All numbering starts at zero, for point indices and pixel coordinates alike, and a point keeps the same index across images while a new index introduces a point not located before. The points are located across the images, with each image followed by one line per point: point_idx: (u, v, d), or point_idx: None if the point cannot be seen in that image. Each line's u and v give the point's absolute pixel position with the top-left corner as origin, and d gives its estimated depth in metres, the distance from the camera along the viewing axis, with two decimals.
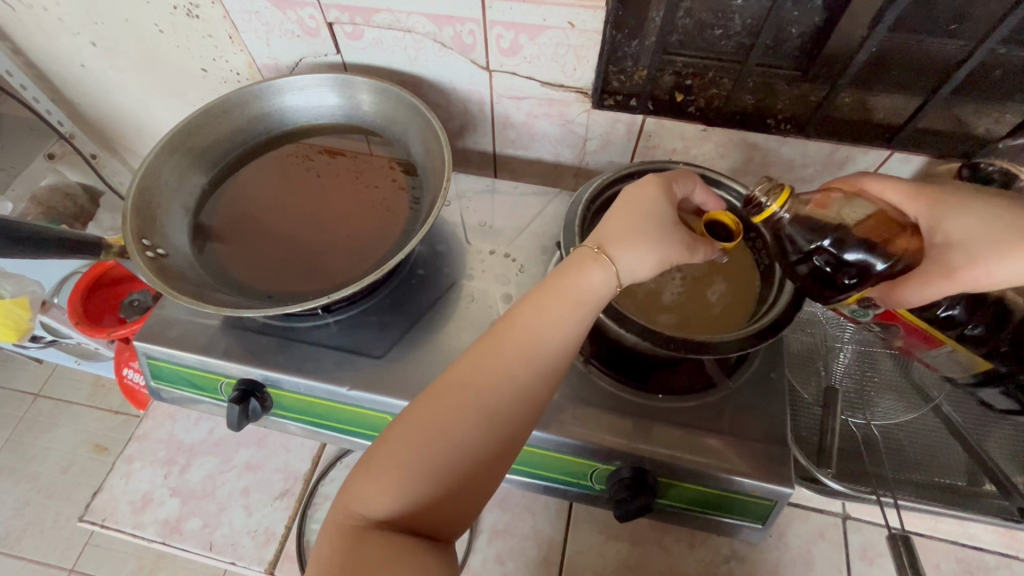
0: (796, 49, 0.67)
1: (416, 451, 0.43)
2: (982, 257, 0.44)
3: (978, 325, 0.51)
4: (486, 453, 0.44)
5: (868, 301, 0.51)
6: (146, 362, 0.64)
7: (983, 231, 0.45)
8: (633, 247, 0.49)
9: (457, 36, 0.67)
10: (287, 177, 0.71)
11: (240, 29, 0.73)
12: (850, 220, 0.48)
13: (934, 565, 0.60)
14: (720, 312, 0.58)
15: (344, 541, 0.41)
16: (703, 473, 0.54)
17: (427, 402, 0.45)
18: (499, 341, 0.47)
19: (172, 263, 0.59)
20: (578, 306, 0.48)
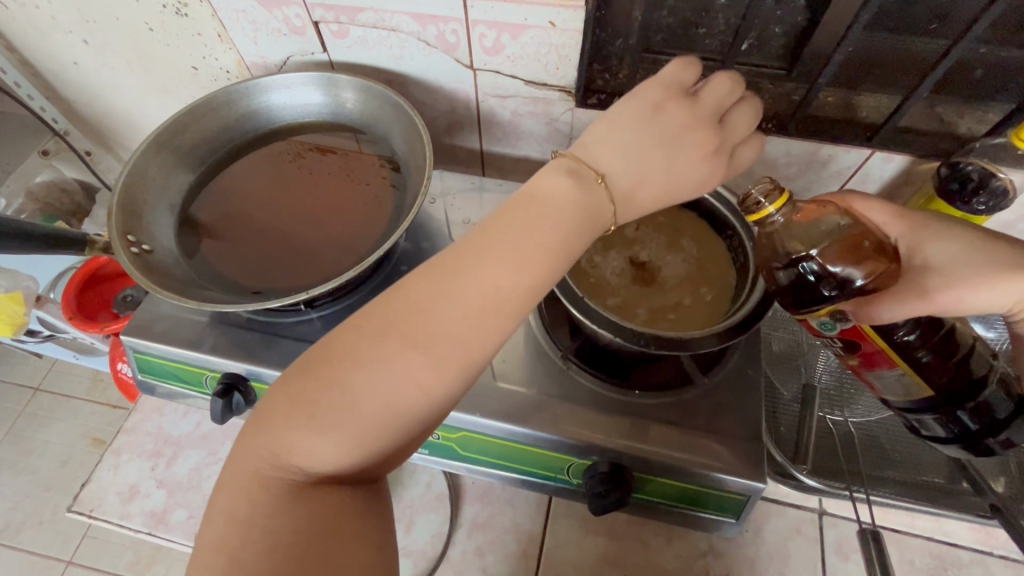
0: (780, 48, 0.67)
1: (365, 400, 0.40)
2: (956, 283, 0.47)
3: (929, 352, 0.49)
4: (435, 410, 0.42)
5: (841, 315, 0.48)
6: (134, 357, 0.65)
7: (962, 259, 0.48)
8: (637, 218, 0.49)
9: (441, 35, 0.68)
10: (278, 172, 0.72)
11: (228, 28, 0.74)
12: (836, 232, 0.48)
13: (909, 561, 0.61)
14: (703, 300, 0.59)
15: (276, 498, 0.40)
16: (678, 469, 0.54)
17: (388, 341, 0.40)
18: (469, 288, 0.42)
19: (157, 260, 0.60)
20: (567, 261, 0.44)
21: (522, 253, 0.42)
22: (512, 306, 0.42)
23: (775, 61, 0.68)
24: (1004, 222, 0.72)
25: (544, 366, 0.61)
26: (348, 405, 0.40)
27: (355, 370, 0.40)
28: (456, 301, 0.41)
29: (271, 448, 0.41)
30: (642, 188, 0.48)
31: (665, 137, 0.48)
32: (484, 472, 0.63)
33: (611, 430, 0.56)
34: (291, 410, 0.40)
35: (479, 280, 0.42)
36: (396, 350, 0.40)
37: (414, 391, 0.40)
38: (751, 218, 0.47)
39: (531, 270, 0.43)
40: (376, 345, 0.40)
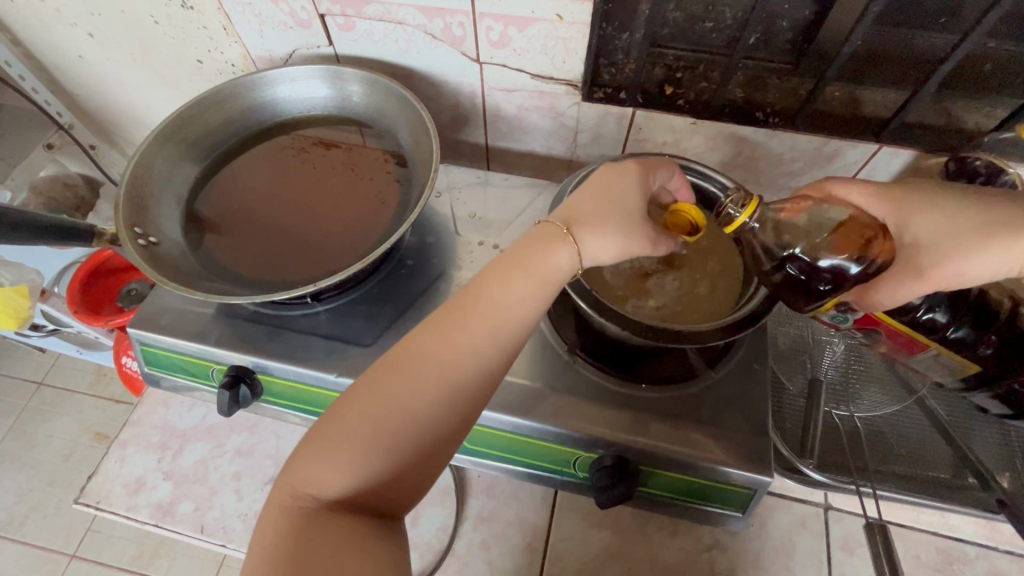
0: (787, 42, 0.67)
1: (371, 425, 0.43)
2: (951, 257, 0.44)
3: (961, 327, 0.49)
4: (431, 434, 0.44)
5: (846, 308, 0.48)
6: (140, 349, 0.66)
7: (951, 232, 0.45)
8: (600, 230, 0.49)
9: (447, 28, 0.67)
10: (280, 174, 0.71)
11: (234, 21, 0.74)
12: (822, 227, 0.49)
13: (914, 556, 0.60)
14: (709, 293, 0.59)
15: (295, 522, 0.41)
16: (683, 462, 0.54)
17: (388, 374, 0.45)
18: (456, 321, 0.47)
19: (164, 252, 0.60)
20: (543, 282, 0.49)
21: (498, 282, 0.48)
22: (487, 328, 0.47)
23: (782, 56, 0.68)
24: None
25: (549, 358, 0.61)
26: (349, 432, 0.43)
27: (352, 401, 0.44)
28: (434, 331, 0.47)
29: (290, 480, 0.43)
30: (589, 208, 0.51)
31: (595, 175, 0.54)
32: (489, 465, 0.63)
33: (616, 423, 0.56)
34: (305, 445, 0.44)
35: (462, 313, 0.47)
36: (385, 378, 0.45)
37: (407, 415, 0.43)
38: (729, 228, 0.50)
39: (499, 296, 0.48)
40: (378, 378, 0.45)
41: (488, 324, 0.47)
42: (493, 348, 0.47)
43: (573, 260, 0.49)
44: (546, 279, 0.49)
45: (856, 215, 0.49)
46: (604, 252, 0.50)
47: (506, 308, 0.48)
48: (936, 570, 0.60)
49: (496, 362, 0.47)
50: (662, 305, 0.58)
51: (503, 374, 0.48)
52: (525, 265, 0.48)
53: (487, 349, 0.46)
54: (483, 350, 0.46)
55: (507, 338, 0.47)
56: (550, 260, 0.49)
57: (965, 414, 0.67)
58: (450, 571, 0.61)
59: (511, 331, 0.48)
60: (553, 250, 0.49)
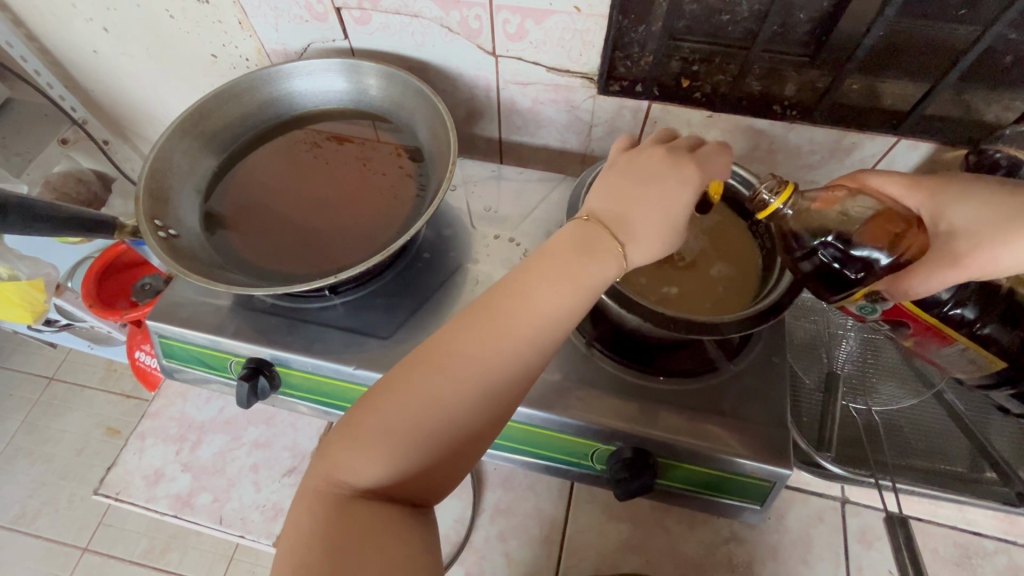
0: (806, 34, 0.66)
1: (408, 421, 0.43)
2: (989, 241, 0.44)
3: (991, 323, 0.49)
4: (466, 431, 0.44)
5: (878, 296, 0.48)
6: (159, 341, 0.66)
7: (989, 220, 0.45)
8: (648, 244, 0.49)
9: (463, 20, 0.67)
10: (293, 166, 0.71)
11: (250, 14, 0.74)
12: (860, 219, 0.48)
13: (933, 549, 0.60)
14: (730, 287, 0.58)
15: (329, 510, 0.41)
16: (703, 455, 0.54)
17: (427, 370, 0.44)
18: (496, 321, 0.46)
19: (183, 244, 0.60)
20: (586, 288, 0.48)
21: (541, 284, 0.47)
22: (527, 331, 0.46)
23: (799, 47, 0.67)
24: None
25: (567, 350, 0.61)
26: (385, 423, 0.43)
27: (388, 392, 0.44)
28: (474, 325, 0.46)
29: (324, 467, 0.43)
30: (636, 211, 0.49)
31: (648, 170, 0.51)
32: (506, 457, 0.63)
33: (635, 416, 0.56)
34: (341, 434, 0.44)
35: (504, 313, 0.46)
36: (423, 370, 0.45)
37: (444, 411, 0.43)
38: (762, 215, 0.50)
39: (540, 298, 0.46)
40: (415, 373, 0.44)
41: (530, 326, 0.46)
42: (531, 351, 0.46)
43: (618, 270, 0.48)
44: (590, 286, 0.47)
45: (882, 198, 0.50)
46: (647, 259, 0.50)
47: (550, 309, 0.47)
48: (955, 564, 0.59)
49: (533, 363, 0.46)
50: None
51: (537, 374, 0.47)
52: (571, 269, 0.47)
53: (525, 352, 0.46)
54: (522, 351, 0.46)
55: (548, 339, 0.47)
56: (598, 266, 0.47)
57: (982, 408, 0.68)
58: (468, 563, 0.61)
59: (551, 334, 0.47)
60: (601, 260, 0.48)
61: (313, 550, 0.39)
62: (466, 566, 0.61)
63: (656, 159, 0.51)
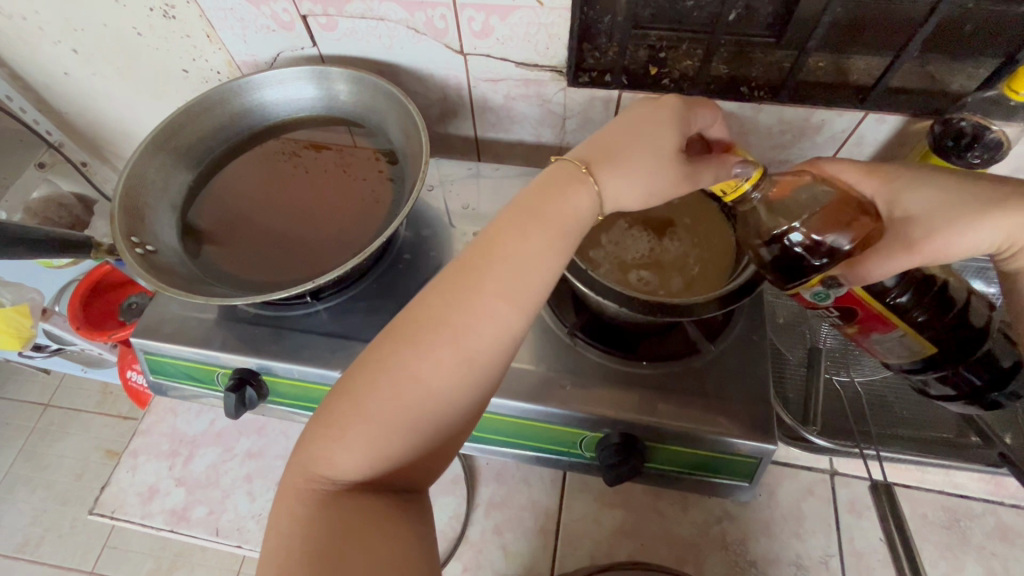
0: (770, 16, 0.67)
1: (382, 402, 0.42)
2: (939, 231, 0.46)
3: (925, 311, 0.50)
4: (441, 406, 0.43)
5: (834, 281, 0.48)
6: (145, 358, 0.66)
7: (943, 206, 0.47)
8: (623, 172, 0.47)
9: (429, 20, 0.67)
10: (267, 174, 0.72)
11: (217, 27, 0.74)
12: (816, 202, 0.48)
13: (921, 515, 0.61)
14: (707, 259, 0.60)
15: (311, 507, 0.42)
16: (689, 435, 0.55)
17: (399, 345, 0.43)
18: (472, 286, 0.44)
19: (162, 260, 0.61)
20: (564, 233, 0.46)
21: (515, 234, 0.45)
22: (497, 291, 0.44)
23: (766, 29, 0.68)
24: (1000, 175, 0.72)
25: (551, 342, 0.62)
26: (361, 411, 0.42)
27: (363, 377, 0.43)
28: (444, 291, 0.44)
29: (303, 462, 0.43)
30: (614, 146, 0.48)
31: (636, 109, 0.50)
32: (497, 451, 0.64)
33: (620, 402, 0.57)
34: (316, 425, 0.43)
35: (481, 278, 0.44)
36: (396, 352, 0.43)
37: (416, 390, 0.42)
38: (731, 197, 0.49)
39: (519, 265, 0.44)
40: (387, 351, 0.43)
41: (507, 283, 0.44)
42: (510, 328, 0.45)
43: (592, 207, 0.47)
44: (561, 229, 0.46)
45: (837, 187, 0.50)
46: (623, 194, 0.47)
47: (526, 262, 0.45)
48: (943, 528, 0.60)
49: (514, 337, 0.45)
50: (647, 281, 0.59)
51: (518, 339, 0.46)
52: (546, 215, 0.46)
53: (501, 316, 0.44)
54: (500, 328, 0.44)
55: (526, 300, 0.45)
56: (567, 208, 0.46)
57: None
58: (466, 558, 0.62)
59: (530, 293, 0.45)
60: (573, 195, 0.46)
61: (295, 547, 0.40)
62: (463, 562, 0.61)
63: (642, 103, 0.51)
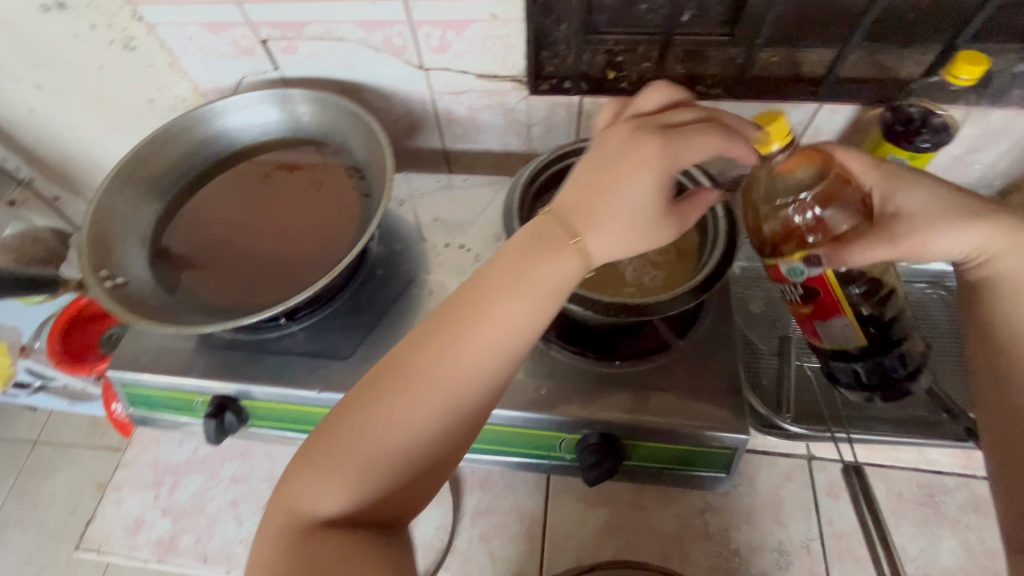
0: (722, 15, 0.69)
1: (370, 444, 0.43)
2: (923, 229, 0.47)
3: (868, 307, 0.53)
4: (429, 450, 0.44)
5: (814, 260, 0.48)
6: (123, 390, 0.66)
7: (932, 205, 0.48)
8: (608, 233, 0.46)
9: (387, 39, 0.68)
10: (240, 207, 0.72)
11: (179, 56, 0.75)
12: (824, 180, 0.52)
13: (897, 493, 0.63)
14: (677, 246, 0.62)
15: (291, 544, 0.41)
16: (666, 431, 0.56)
17: (389, 391, 0.44)
18: (462, 337, 0.45)
19: (133, 291, 0.61)
20: (553, 292, 0.46)
21: (506, 288, 0.45)
22: (487, 344, 0.45)
23: (720, 29, 0.70)
24: (953, 156, 0.74)
25: None
26: (349, 451, 0.43)
27: (352, 420, 0.43)
28: (434, 338, 0.45)
29: (284, 500, 0.43)
30: (597, 201, 0.45)
31: (616, 150, 0.47)
32: (479, 459, 0.64)
33: (595, 403, 0.58)
34: (300, 464, 0.44)
35: (470, 328, 0.45)
36: (385, 398, 0.44)
37: (404, 434, 0.43)
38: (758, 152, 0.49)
39: (508, 319, 0.45)
40: (377, 395, 0.44)
41: (496, 335, 0.45)
42: (493, 377, 0.45)
43: (581, 269, 0.46)
44: (550, 288, 0.45)
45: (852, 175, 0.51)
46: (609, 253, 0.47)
47: (514, 316, 0.45)
48: (919, 504, 0.62)
49: (497, 385, 0.46)
50: (662, 249, 0.62)
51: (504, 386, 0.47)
52: (535, 272, 0.45)
53: (489, 367, 0.45)
54: (483, 377, 0.45)
55: (513, 351, 0.46)
56: (557, 266, 0.45)
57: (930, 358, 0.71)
58: (454, 567, 0.62)
59: (516, 345, 0.46)
60: (562, 258, 0.45)
61: None
62: (452, 571, 0.62)
63: (625, 142, 0.46)
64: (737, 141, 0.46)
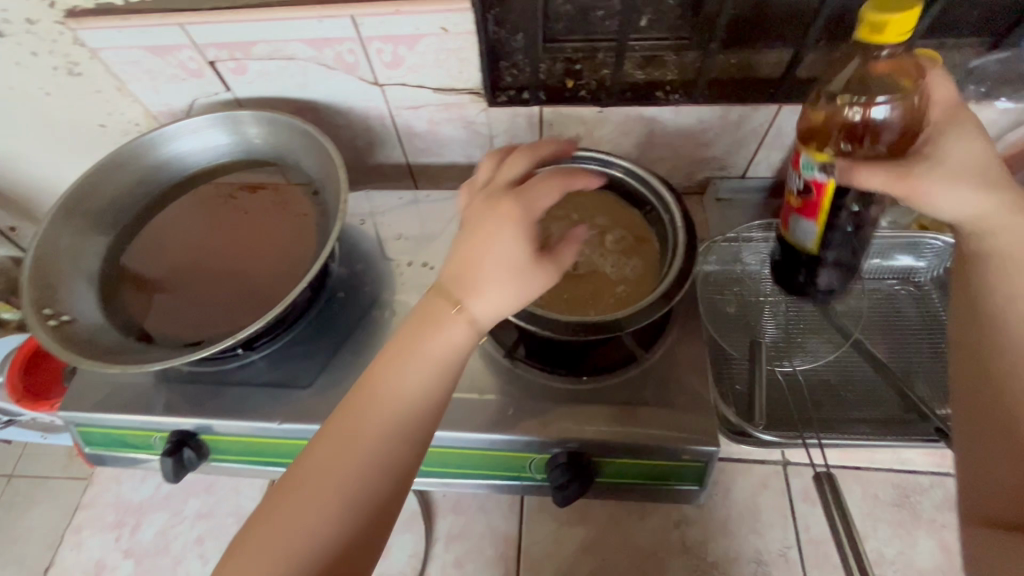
0: (679, 18, 0.67)
1: (270, 561, 0.39)
2: (938, 175, 0.46)
3: (853, 222, 0.56)
4: (338, 557, 0.40)
5: (829, 166, 0.50)
6: (77, 430, 0.64)
7: (963, 161, 0.47)
8: (486, 293, 0.44)
9: (338, 56, 0.67)
10: (183, 244, 0.69)
11: (126, 80, 0.73)
12: (902, 93, 0.50)
13: (873, 495, 0.62)
14: (640, 254, 0.62)
15: None
16: (635, 447, 0.55)
17: (286, 498, 0.41)
18: (357, 423, 0.43)
19: (80, 329, 0.59)
20: (444, 361, 0.45)
21: (395, 367, 0.45)
22: (383, 425, 0.43)
23: (675, 32, 0.68)
24: None
25: (491, 366, 0.61)
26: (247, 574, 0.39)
27: (251, 536, 0.40)
28: (329, 431, 0.43)
29: None
30: (464, 266, 0.45)
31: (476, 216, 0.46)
32: (450, 483, 0.63)
33: (562, 422, 0.57)
34: None
35: (364, 414, 0.43)
36: (282, 505, 0.41)
37: (306, 543, 0.40)
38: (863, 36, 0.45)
39: (403, 398, 0.44)
40: (274, 503, 0.41)
41: (393, 415, 0.43)
42: (397, 459, 0.43)
43: (468, 334, 0.45)
44: (439, 358, 0.44)
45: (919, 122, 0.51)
46: (493, 312, 0.45)
47: (409, 392, 0.44)
48: (894, 505, 0.62)
49: (404, 467, 0.43)
50: (620, 237, 0.63)
51: (415, 468, 0.44)
52: (422, 345, 0.44)
53: (390, 449, 0.43)
54: (385, 461, 0.43)
55: (415, 429, 0.44)
56: (442, 335, 0.44)
57: (903, 358, 0.70)
58: None
59: (419, 421, 0.44)
60: (444, 325, 0.44)
61: None
62: None
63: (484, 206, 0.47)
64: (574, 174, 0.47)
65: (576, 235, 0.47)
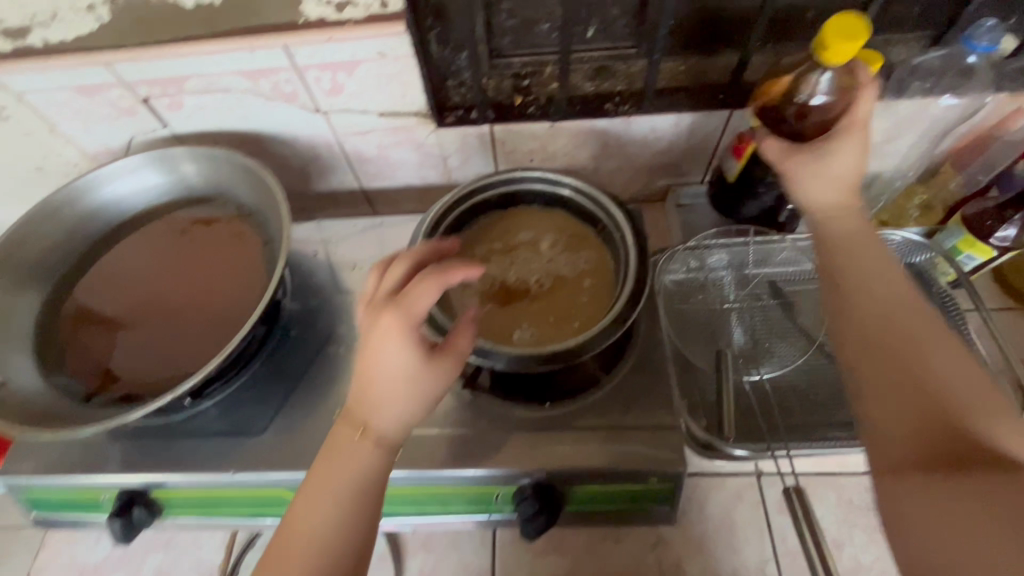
0: (628, 27, 0.66)
1: None
2: (795, 167, 0.55)
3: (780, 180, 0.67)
4: None
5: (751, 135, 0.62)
6: (21, 494, 0.61)
7: (825, 166, 0.54)
8: (388, 406, 0.44)
9: (276, 86, 0.65)
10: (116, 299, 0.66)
11: (56, 120, 0.69)
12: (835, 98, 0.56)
13: (848, 500, 0.61)
14: (590, 269, 0.61)
15: None
16: (602, 472, 0.54)
17: None
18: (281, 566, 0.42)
19: (14, 391, 0.57)
20: (361, 482, 0.44)
21: (310, 502, 0.44)
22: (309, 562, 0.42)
23: (625, 40, 0.68)
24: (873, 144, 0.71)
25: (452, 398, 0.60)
26: None
27: None
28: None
29: None
30: (359, 388, 0.45)
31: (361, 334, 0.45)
32: (416, 521, 0.61)
33: (525, 452, 0.55)
34: None
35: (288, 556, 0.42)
36: None
37: None
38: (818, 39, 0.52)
39: (323, 533, 0.42)
40: None
41: (316, 552, 0.42)
42: None
43: (379, 449, 0.45)
44: (354, 481, 0.44)
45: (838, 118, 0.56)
46: (402, 420, 0.45)
47: (330, 524, 0.43)
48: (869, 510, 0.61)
49: None
50: (554, 241, 0.64)
51: None
52: (336, 472, 0.44)
53: None
54: None
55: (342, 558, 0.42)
56: (352, 457, 0.44)
57: None
58: None
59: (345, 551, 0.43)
60: (352, 449, 0.44)
61: None
62: None
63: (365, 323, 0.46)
64: (451, 267, 0.44)
65: (468, 317, 0.47)
